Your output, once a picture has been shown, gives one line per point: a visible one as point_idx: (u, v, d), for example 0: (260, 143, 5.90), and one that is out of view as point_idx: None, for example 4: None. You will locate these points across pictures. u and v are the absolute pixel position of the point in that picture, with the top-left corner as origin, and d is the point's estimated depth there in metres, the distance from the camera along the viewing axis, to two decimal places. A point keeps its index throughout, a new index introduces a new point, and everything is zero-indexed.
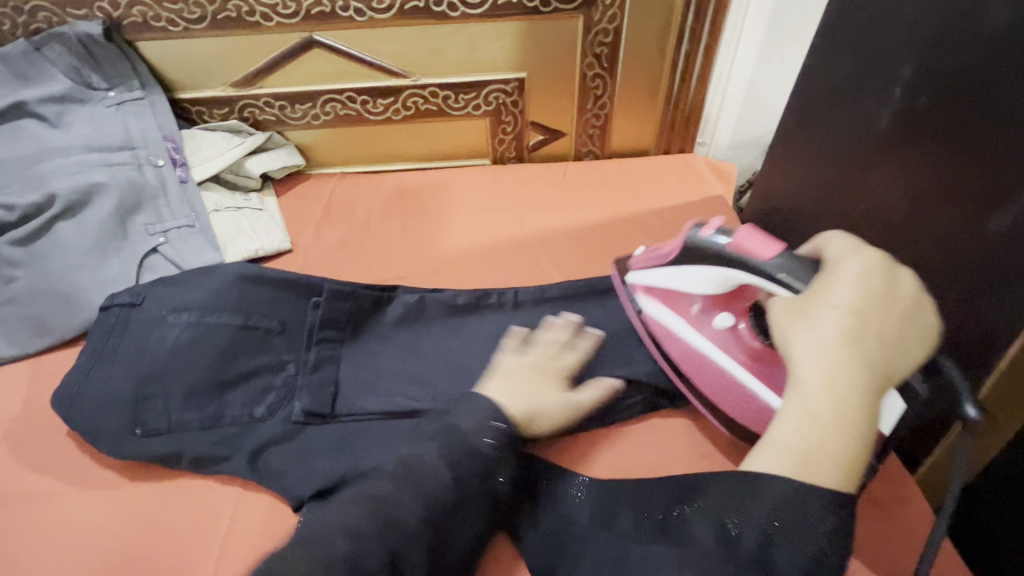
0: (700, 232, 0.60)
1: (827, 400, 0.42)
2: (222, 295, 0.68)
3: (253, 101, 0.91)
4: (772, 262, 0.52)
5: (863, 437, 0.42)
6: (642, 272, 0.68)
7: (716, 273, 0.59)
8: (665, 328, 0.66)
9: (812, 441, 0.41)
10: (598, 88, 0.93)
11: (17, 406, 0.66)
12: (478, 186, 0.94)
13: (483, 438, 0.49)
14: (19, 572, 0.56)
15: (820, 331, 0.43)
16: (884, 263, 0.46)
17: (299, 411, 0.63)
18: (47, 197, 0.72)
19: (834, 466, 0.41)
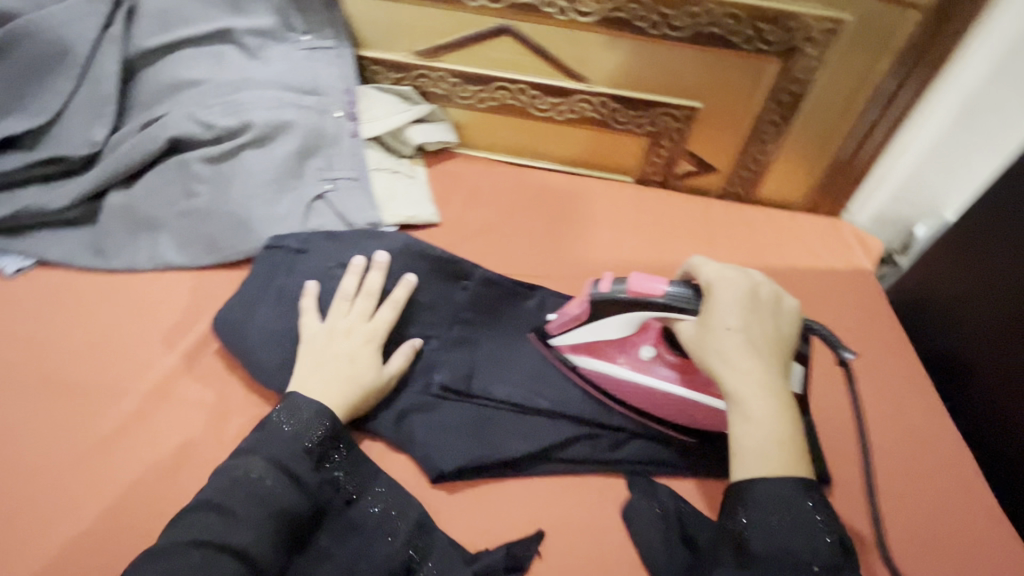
0: (599, 289, 0.62)
1: (753, 405, 0.52)
2: (389, 262, 0.69)
3: (429, 72, 0.92)
4: (676, 300, 0.58)
5: (791, 420, 0.53)
6: (564, 335, 0.66)
7: (626, 317, 0.62)
8: (612, 379, 0.65)
9: (763, 440, 0.51)
10: (767, 134, 0.91)
11: (179, 312, 0.69)
12: (621, 204, 0.95)
13: (305, 435, 0.56)
14: (162, 472, 0.58)
15: (728, 351, 0.54)
16: (744, 280, 0.57)
17: (438, 384, 0.65)
18: (243, 125, 0.75)
19: (784, 454, 0.51)
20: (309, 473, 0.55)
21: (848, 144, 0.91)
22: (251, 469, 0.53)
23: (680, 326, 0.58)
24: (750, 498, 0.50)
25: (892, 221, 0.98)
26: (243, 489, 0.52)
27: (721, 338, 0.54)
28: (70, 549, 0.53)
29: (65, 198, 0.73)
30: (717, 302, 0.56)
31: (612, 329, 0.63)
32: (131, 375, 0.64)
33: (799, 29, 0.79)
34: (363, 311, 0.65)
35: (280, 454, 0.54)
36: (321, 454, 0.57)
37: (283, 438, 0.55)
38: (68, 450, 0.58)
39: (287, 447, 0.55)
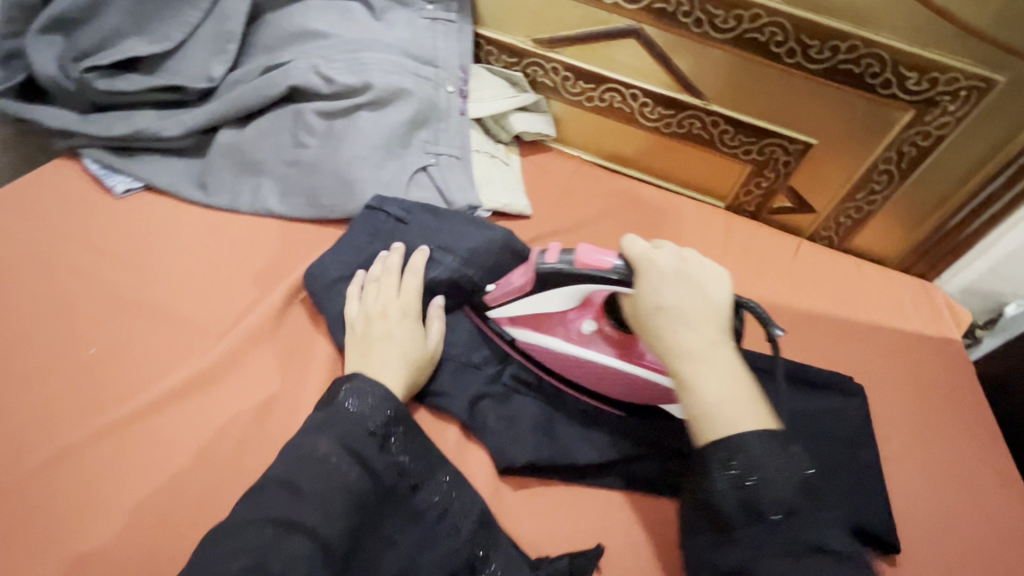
0: (545, 258, 0.60)
1: (692, 370, 0.52)
2: (483, 251, 0.69)
3: (542, 62, 0.91)
4: (620, 273, 0.57)
5: (742, 384, 0.51)
6: (503, 307, 0.65)
7: (571, 290, 0.60)
8: (552, 354, 0.64)
9: (713, 402, 0.50)
10: (878, 183, 0.88)
11: (276, 260, 0.69)
12: (709, 228, 0.93)
13: (375, 416, 0.54)
14: (248, 415, 0.58)
15: (671, 326, 0.53)
16: (669, 250, 0.57)
17: (510, 374, 0.66)
18: (361, 85, 0.74)
19: (734, 413, 0.50)
20: (376, 457, 0.53)
21: (962, 210, 0.87)
22: (319, 448, 0.50)
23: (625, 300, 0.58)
24: (709, 462, 0.49)
25: (982, 294, 0.94)
26: (311, 467, 0.49)
27: (658, 315, 0.54)
28: (157, 473, 0.54)
29: (179, 127, 0.74)
30: (649, 277, 0.55)
31: (554, 303, 0.62)
32: (226, 315, 0.64)
33: (944, 83, 0.75)
34: (394, 288, 0.64)
35: (344, 433, 0.52)
36: (386, 439, 0.54)
37: (347, 417, 0.53)
38: (160, 378, 0.59)
39: (352, 429, 0.52)
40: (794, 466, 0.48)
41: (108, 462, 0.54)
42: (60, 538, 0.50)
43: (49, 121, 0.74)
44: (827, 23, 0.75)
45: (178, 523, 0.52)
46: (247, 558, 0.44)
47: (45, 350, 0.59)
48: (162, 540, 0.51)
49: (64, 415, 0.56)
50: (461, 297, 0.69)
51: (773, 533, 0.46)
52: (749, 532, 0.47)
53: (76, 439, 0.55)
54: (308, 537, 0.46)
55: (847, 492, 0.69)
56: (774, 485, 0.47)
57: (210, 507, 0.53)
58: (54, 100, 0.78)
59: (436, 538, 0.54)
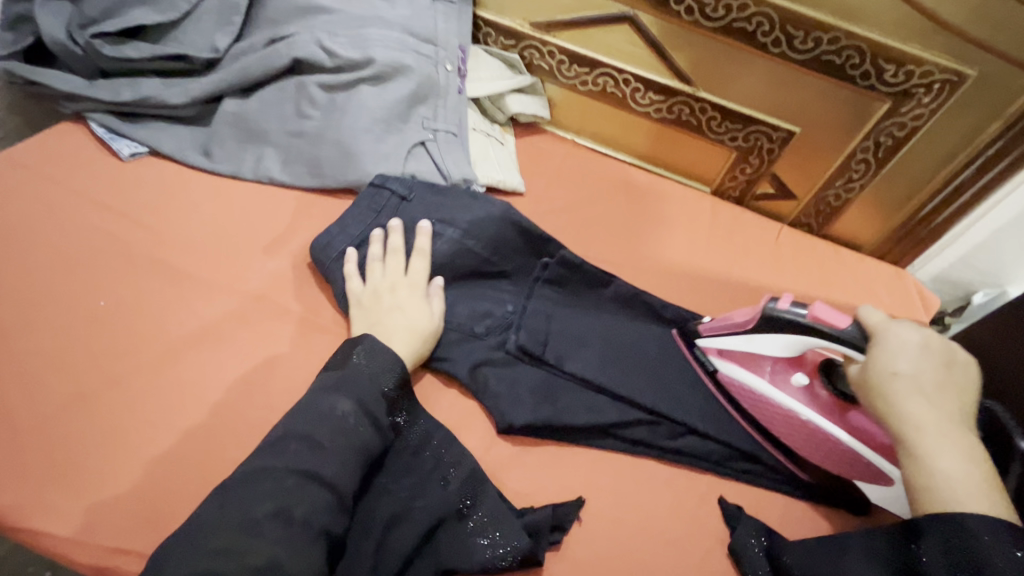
0: (776, 304, 0.61)
1: (930, 439, 0.50)
2: (483, 224, 0.72)
3: (538, 45, 0.94)
4: (852, 338, 0.56)
5: (986, 474, 0.49)
6: (713, 339, 0.67)
7: (787, 339, 0.61)
8: (742, 388, 0.66)
9: (946, 475, 0.49)
10: (856, 172, 0.92)
11: (278, 227, 0.72)
12: (697, 210, 0.96)
13: (386, 381, 0.58)
14: (251, 369, 0.61)
15: (942, 426, 0.50)
16: (940, 344, 0.54)
17: (514, 344, 0.66)
18: (363, 60, 0.77)
19: (974, 492, 0.48)
20: (384, 415, 0.56)
21: (935, 200, 0.91)
22: (337, 407, 0.54)
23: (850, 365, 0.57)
24: (927, 532, 0.48)
25: (951, 283, 0.99)
26: (324, 421, 0.53)
27: (894, 380, 0.52)
28: (163, 419, 0.57)
29: (185, 96, 0.76)
30: (882, 346, 0.54)
31: (772, 348, 0.63)
32: (231, 275, 0.67)
33: (919, 75, 0.79)
34: (399, 266, 0.67)
35: (361, 394, 0.55)
36: (393, 400, 0.58)
37: (359, 378, 0.56)
38: (166, 331, 0.62)
39: (360, 388, 0.56)
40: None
41: (119, 406, 0.57)
42: (75, 471, 0.54)
43: (55, 84, 0.76)
44: (810, 14, 0.78)
45: (186, 464, 0.55)
46: (273, 502, 0.48)
47: (56, 301, 0.62)
48: (171, 477, 0.54)
49: (76, 362, 0.59)
50: (460, 271, 0.71)
51: None
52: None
53: (89, 383, 0.58)
54: (314, 482, 0.50)
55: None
56: None
57: (214, 450, 0.56)
58: (63, 66, 0.80)
59: (427, 484, 0.58)
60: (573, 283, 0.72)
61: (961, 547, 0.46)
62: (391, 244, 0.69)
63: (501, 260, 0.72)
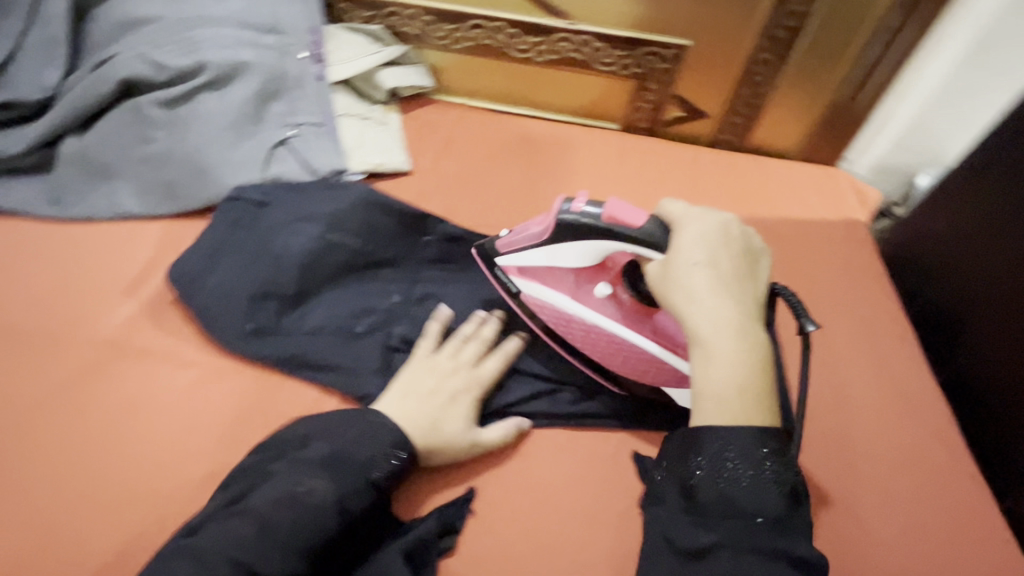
0: (570, 207, 0.57)
1: (720, 342, 0.49)
2: (346, 212, 0.69)
3: (400, 10, 0.87)
4: (646, 234, 0.54)
5: (764, 377, 0.48)
6: (513, 256, 0.63)
7: (584, 246, 0.57)
8: (557, 310, 0.62)
9: (734, 381, 0.47)
10: (760, 74, 0.85)
11: (139, 264, 0.67)
12: (604, 152, 0.90)
13: (377, 469, 0.51)
14: (125, 420, 0.58)
15: (727, 320, 0.49)
16: (726, 232, 0.54)
17: (397, 337, 0.64)
18: (197, 66, 0.71)
19: (752, 397, 0.47)
20: (364, 508, 0.50)
21: (848, 86, 0.85)
22: (313, 488, 0.48)
23: (650, 265, 0.55)
24: (707, 445, 0.47)
25: (892, 172, 0.92)
26: (298, 507, 0.47)
27: (698, 276, 0.51)
28: (34, 492, 0.54)
29: (21, 143, 0.71)
30: (682, 238, 0.53)
31: (574, 260, 0.60)
32: (94, 325, 0.63)
33: None
34: (467, 358, 0.61)
35: (348, 480, 0.50)
36: (383, 493, 0.52)
37: (352, 462, 0.51)
38: (29, 399, 0.58)
39: (345, 471, 0.50)
40: (777, 478, 0.46)
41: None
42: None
43: None
44: None
45: (63, 534, 0.52)
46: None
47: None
48: (47, 551, 0.51)
49: None
50: (332, 267, 0.66)
51: (747, 529, 0.44)
52: (722, 524, 0.45)
53: None
54: None
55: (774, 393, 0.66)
56: (754, 495, 0.45)
57: (93, 513, 0.53)
58: None
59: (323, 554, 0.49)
60: (461, 257, 0.71)
61: (734, 464, 0.46)
62: (464, 333, 0.63)
63: (378, 248, 0.69)
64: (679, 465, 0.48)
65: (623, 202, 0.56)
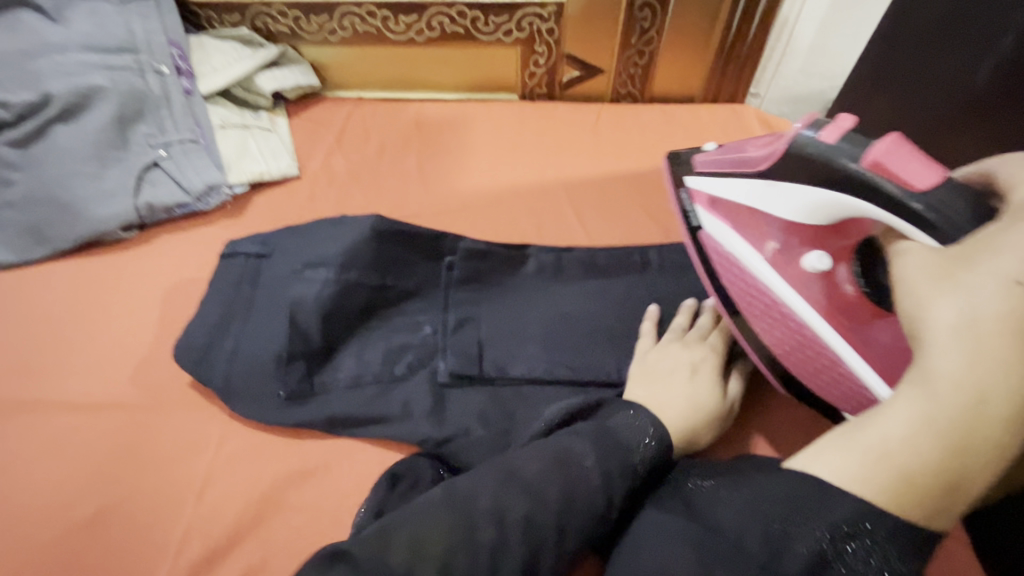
0: (821, 135, 0.49)
1: (963, 408, 0.33)
2: (360, 251, 0.63)
3: (266, 9, 0.84)
4: (923, 201, 0.42)
5: (984, 468, 0.33)
6: (712, 179, 0.58)
7: (809, 194, 0.49)
8: (732, 261, 0.56)
9: (936, 466, 0.33)
10: (645, 19, 0.82)
11: (14, 312, 0.65)
12: (501, 124, 0.88)
13: (640, 443, 0.45)
14: (7, 474, 0.55)
15: (1009, 379, 0.33)
16: None
17: (445, 372, 0.59)
18: (42, 97, 0.67)
19: (946, 495, 0.34)
20: (619, 503, 0.42)
21: (737, 18, 0.82)
22: (573, 448, 0.43)
23: (903, 245, 0.42)
24: (837, 490, 0.35)
25: (802, 98, 0.90)
26: (565, 478, 0.41)
27: (986, 309, 0.34)
28: None
29: None
30: (986, 239, 0.36)
31: (786, 209, 0.52)
32: None
33: None
34: (716, 344, 0.57)
35: (613, 458, 0.43)
36: (647, 481, 0.44)
37: (625, 446, 0.44)
38: None
39: (612, 454, 0.43)
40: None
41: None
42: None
43: None
44: None
45: None
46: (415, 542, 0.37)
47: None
48: None
49: None
50: (352, 312, 0.61)
51: None
52: None
53: None
54: None
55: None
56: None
57: None
58: None
59: None
60: (486, 273, 0.66)
61: (862, 544, 0.34)
62: (676, 325, 0.60)
63: (396, 279, 0.64)
64: (774, 494, 0.37)
65: (901, 147, 0.44)
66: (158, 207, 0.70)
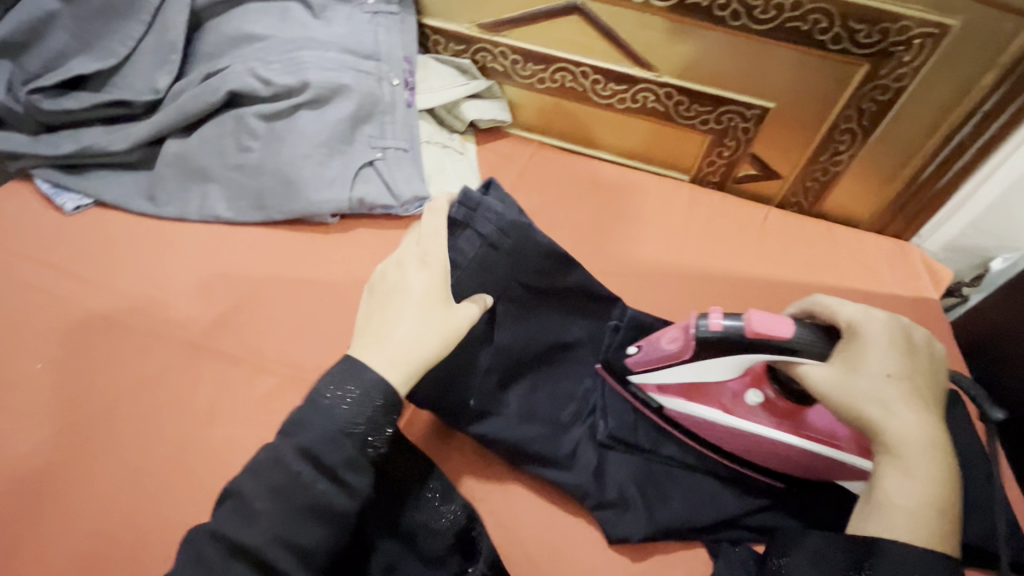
0: (710, 326, 0.54)
1: (917, 457, 0.46)
2: (545, 299, 0.66)
3: (489, 47, 0.90)
4: (802, 343, 0.51)
5: (951, 485, 0.46)
6: (648, 374, 0.60)
7: (733, 361, 0.55)
8: (699, 421, 0.60)
9: (927, 501, 0.45)
10: (842, 143, 0.84)
11: (220, 265, 0.70)
12: (672, 202, 0.92)
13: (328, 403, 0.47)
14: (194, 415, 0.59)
15: (927, 428, 0.47)
16: (897, 328, 0.51)
17: (604, 432, 0.61)
18: (301, 85, 0.74)
19: (946, 517, 0.45)
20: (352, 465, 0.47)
21: (935, 162, 0.83)
22: (289, 462, 0.46)
23: (804, 368, 0.52)
24: (880, 557, 0.44)
25: (964, 250, 0.89)
26: (292, 481, 0.45)
27: (885, 388, 0.48)
28: (98, 473, 0.55)
29: (125, 141, 0.74)
30: (861, 339, 0.50)
31: (717, 375, 0.58)
32: (178, 324, 0.65)
33: (895, 33, 0.72)
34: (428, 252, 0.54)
35: (315, 434, 0.46)
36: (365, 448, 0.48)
37: (326, 410, 0.47)
38: (103, 387, 0.60)
39: (338, 436, 0.47)
40: None
41: (63, 477, 0.55)
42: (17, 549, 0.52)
43: None
44: None
45: (121, 519, 0.53)
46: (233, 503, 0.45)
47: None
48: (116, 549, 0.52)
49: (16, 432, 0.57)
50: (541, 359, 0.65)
51: None
52: None
53: (25, 445, 0.56)
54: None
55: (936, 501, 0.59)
56: None
57: (158, 502, 0.54)
58: (5, 126, 0.79)
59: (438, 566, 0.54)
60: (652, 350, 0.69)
61: None
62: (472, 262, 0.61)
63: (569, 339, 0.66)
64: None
65: (761, 313, 0.53)
66: (367, 203, 0.75)
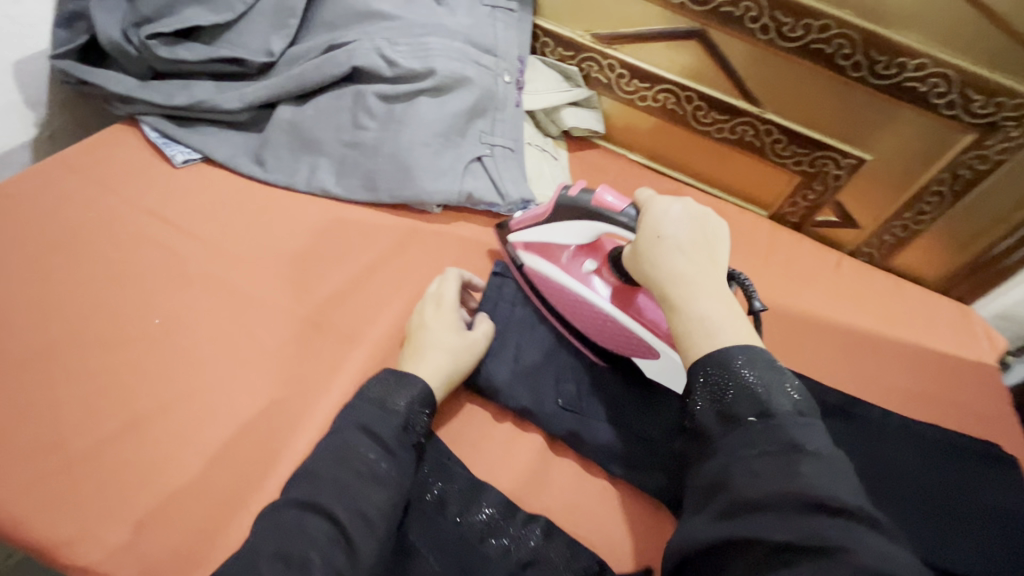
0: (569, 191, 0.61)
1: (692, 293, 0.48)
2: None
3: (598, 58, 0.91)
4: (627, 219, 0.56)
5: (733, 318, 0.47)
6: (522, 231, 0.67)
7: (578, 225, 0.61)
8: (545, 281, 0.66)
9: (702, 317, 0.47)
10: (928, 203, 0.86)
11: (325, 239, 0.69)
12: (752, 236, 0.93)
13: (398, 400, 0.52)
14: (293, 385, 0.57)
15: (682, 268, 0.49)
16: (665, 207, 0.53)
17: None
18: (425, 72, 0.74)
19: (733, 334, 0.46)
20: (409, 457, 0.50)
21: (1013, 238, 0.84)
22: (354, 443, 0.48)
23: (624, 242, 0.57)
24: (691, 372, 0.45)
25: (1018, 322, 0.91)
26: (348, 471, 0.47)
27: (651, 246, 0.52)
28: (192, 435, 0.52)
29: (238, 101, 0.73)
30: (648, 216, 0.54)
31: (566, 235, 0.64)
32: (283, 292, 0.63)
33: (1010, 108, 0.73)
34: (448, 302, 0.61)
35: (379, 424, 0.50)
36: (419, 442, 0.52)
37: (387, 409, 0.51)
38: (200, 348, 0.58)
39: (387, 419, 0.50)
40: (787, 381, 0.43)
41: (157, 431, 0.52)
42: (113, 508, 0.48)
43: (108, 86, 0.73)
44: (895, 38, 0.73)
45: (216, 485, 0.50)
46: (344, 504, 0.45)
47: (94, 311, 0.58)
48: (221, 519, 0.49)
49: (118, 382, 0.54)
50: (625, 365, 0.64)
51: (753, 436, 0.40)
52: (729, 438, 0.41)
53: (116, 395, 0.53)
54: None
55: (964, 535, 0.62)
56: (758, 391, 0.42)
57: None
58: (113, 66, 0.77)
59: None
60: None
61: (729, 381, 0.43)
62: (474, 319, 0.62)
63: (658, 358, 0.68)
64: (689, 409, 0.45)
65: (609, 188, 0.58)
66: (473, 197, 0.75)
